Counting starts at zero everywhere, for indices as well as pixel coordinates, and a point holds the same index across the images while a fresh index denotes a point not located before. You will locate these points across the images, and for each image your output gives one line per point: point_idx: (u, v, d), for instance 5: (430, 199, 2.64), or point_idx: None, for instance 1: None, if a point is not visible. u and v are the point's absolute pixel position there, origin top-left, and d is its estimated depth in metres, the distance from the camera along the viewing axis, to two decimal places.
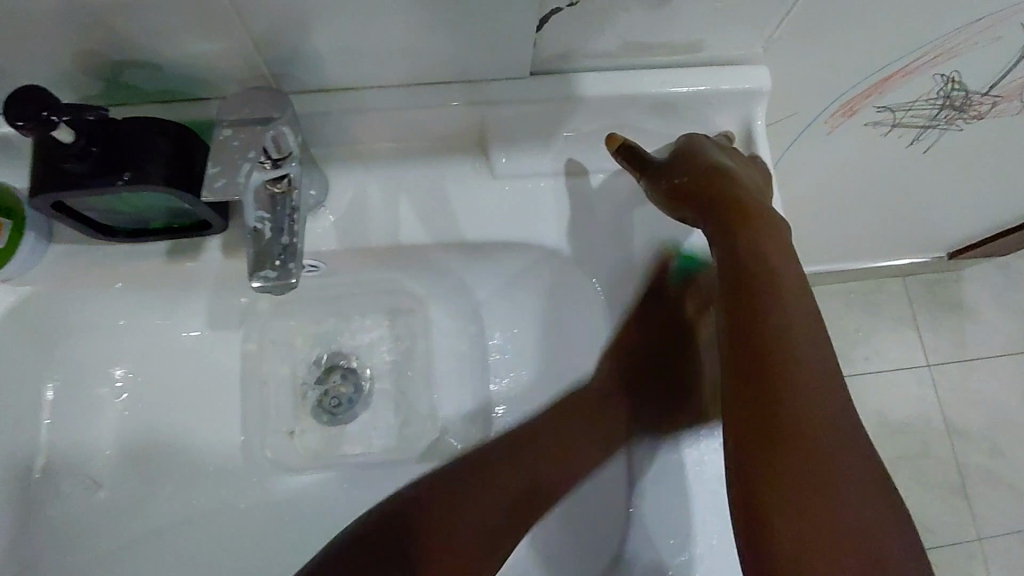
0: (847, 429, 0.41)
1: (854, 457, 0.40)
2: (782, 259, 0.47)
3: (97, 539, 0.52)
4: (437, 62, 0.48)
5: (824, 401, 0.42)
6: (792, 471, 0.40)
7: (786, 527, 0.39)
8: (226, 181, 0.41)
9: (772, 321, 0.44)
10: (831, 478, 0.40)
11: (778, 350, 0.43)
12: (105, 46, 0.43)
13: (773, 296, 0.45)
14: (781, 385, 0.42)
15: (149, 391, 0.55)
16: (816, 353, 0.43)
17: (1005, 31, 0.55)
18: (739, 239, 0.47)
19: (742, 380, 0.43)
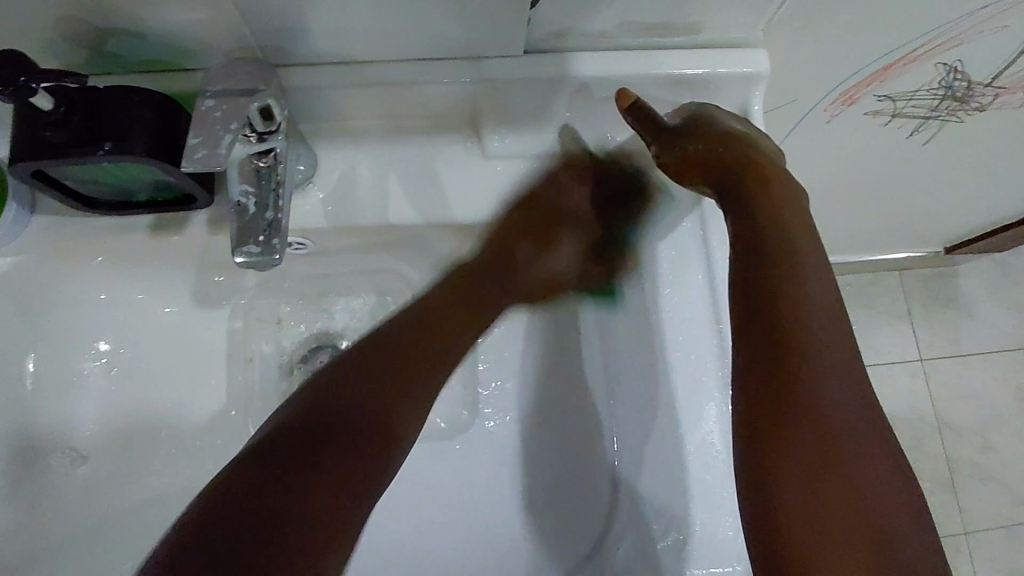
0: (861, 398, 0.40)
1: (870, 434, 0.39)
2: (797, 225, 0.45)
3: (85, 512, 0.52)
4: (427, 39, 0.47)
5: (839, 371, 0.40)
6: (801, 439, 0.39)
7: (794, 503, 0.38)
8: (206, 152, 0.39)
9: (783, 287, 0.42)
10: (843, 447, 0.39)
11: (790, 317, 0.42)
12: (87, 14, 0.42)
13: (790, 266, 0.43)
14: (793, 355, 0.41)
15: (133, 365, 0.55)
16: (828, 322, 0.42)
17: (1008, 21, 0.54)
18: (756, 202, 0.46)
19: (751, 348, 0.42)
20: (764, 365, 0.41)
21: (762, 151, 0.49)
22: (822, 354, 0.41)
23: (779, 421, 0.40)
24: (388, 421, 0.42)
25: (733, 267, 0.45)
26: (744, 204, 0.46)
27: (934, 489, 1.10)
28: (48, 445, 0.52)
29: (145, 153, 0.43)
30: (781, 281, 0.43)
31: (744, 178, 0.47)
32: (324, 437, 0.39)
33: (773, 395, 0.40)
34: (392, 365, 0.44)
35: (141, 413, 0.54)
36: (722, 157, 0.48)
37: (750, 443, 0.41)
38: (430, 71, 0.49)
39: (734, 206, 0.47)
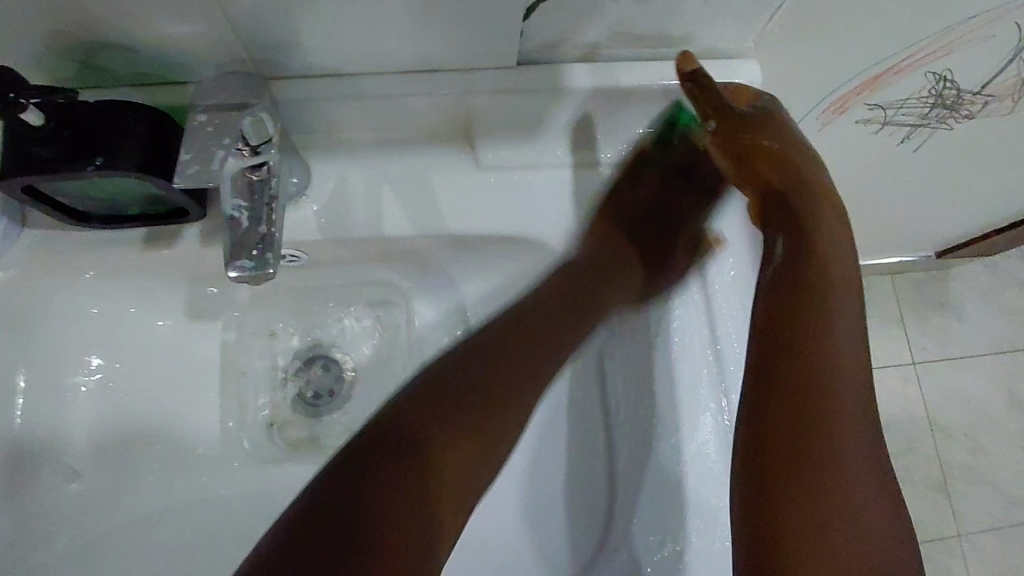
0: (865, 444, 0.43)
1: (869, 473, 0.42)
2: (833, 269, 0.47)
3: (77, 529, 0.51)
4: (421, 52, 0.47)
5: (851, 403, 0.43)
6: (806, 468, 0.41)
7: (792, 513, 0.40)
8: (199, 167, 0.40)
9: (810, 324, 0.45)
10: (840, 483, 0.41)
11: (812, 355, 0.44)
12: (77, 28, 0.42)
13: (826, 294, 0.46)
14: (810, 394, 0.43)
15: (125, 379, 0.54)
16: (850, 371, 0.44)
17: (996, 31, 0.54)
18: (795, 232, 0.48)
19: (780, 365, 0.44)
20: (780, 393, 0.43)
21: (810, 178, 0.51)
22: (840, 371, 0.44)
23: (790, 448, 0.42)
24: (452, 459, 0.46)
25: (773, 277, 0.47)
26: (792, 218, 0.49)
27: (928, 492, 1.10)
28: (41, 462, 0.52)
29: (135, 167, 0.43)
30: (808, 321, 0.45)
31: (790, 203, 0.50)
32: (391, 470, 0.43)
33: (787, 425, 0.42)
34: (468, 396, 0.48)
35: (135, 428, 0.54)
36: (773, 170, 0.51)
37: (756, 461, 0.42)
38: (424, 83, 0.50)
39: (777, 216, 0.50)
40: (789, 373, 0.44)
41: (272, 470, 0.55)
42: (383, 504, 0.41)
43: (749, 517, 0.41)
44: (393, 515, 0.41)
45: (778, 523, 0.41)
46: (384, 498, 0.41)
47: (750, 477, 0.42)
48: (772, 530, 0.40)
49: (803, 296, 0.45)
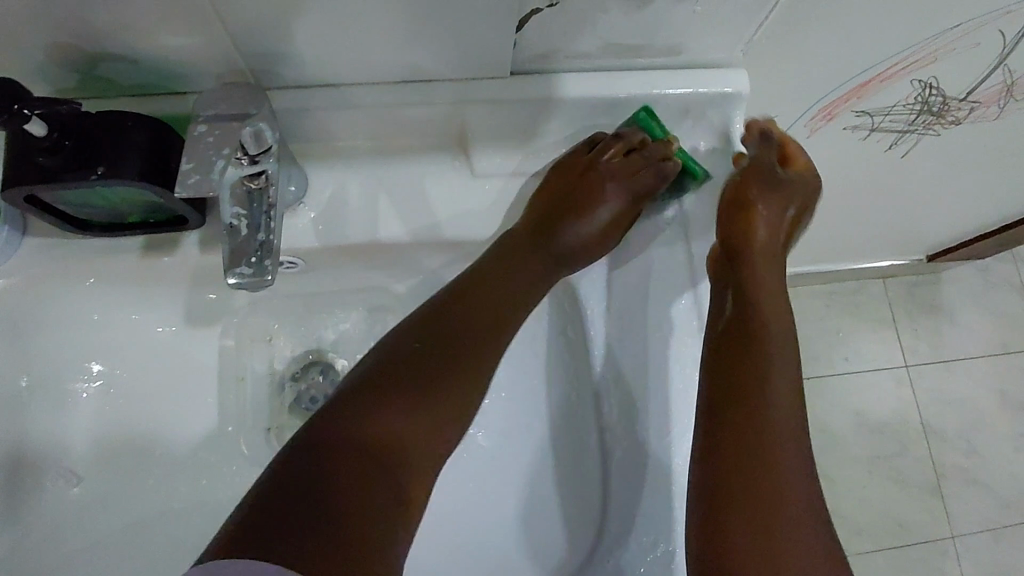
0: (806, 481, 0.43)
1: (799, 489, 0.43)
2: (781, 326, 0.49)
3: (79, 533, 0.52)
4: (415, 62, 0.48)
5: (783, 419, 0.45)
6: (743, 496, 0.43)
7: (735, 533, 0.42)
8: (200, 177, 0.40)
9: (754, 368, 0.47)
10: (779, 513, 0.42)
11: (756, 399, 0.45)
12: (81, 41, 0.43)
13: (760, 314, 0.49)
14: (740, 399, 0.46)
15: (125, 384, 0.55)
16: (787, 409, 0.45)
17: (980, 39, 0.56)
18: (745, 287, 0.51)
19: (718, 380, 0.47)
20: (719, 428, 0.45)
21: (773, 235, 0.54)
22: (767, 384, 0.46)
23: (728, 480, 0.43)
24: (416, 440, 0.44)
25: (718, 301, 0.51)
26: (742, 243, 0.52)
27: (921, 494, 1.11)
28: (43, 467, 0.53)
29: (137, 177, 0.43)
30: (749, 364, 0.47)
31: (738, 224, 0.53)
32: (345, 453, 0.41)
33: (728, 456, 0.44)
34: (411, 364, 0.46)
35: (136, 433, 0.55)
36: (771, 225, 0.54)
37: (704, 487, 0.44)
38: (419, 93, 0.50)
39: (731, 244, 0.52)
40: (724, 386, 0.46)
41: None
42: (401, 410, 0.45)
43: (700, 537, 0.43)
44: (410, 423, 0.45)
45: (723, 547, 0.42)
46: (406, 405, 0.45)
47: (699, 503, 0.44)
48: (720, 555, 0.42)
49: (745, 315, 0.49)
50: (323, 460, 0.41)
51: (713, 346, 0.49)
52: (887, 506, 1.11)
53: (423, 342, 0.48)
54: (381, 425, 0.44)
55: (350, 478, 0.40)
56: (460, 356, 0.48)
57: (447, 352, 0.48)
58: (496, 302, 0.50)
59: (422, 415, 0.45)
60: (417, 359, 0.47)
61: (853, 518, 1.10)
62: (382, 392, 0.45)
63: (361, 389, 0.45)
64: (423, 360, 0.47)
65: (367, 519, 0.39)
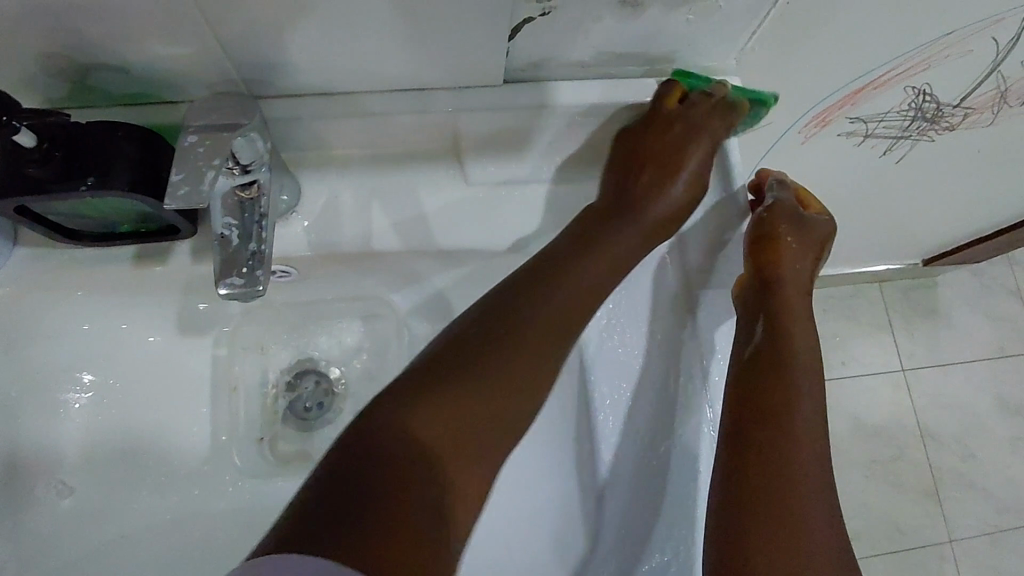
0: (833, 508, 0.42)
1: (823, 517, 0.42)
2: (808, 356, 0.48)
3: (70, 545, 0.52)
4: (408, 71, 0.48)
5: (811, 445, 0.44)
6: (771, 519, 0.41)
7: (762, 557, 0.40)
8: (189, 189, 0.39)
9: (781, 392, 0.46)
10: (807, 540, 0.41)
11: (783, 420, 0.45)
12: (71, 51, 0.43)
13: (790, 339, 0.49)
14: (770, 419, 0.45)
15: (116, 394, 0.55)
16: (815, 434, 0.45)
17: (973, 46, 0.56)
18: (776, 318, 0.49)
19: (748, 399, 0.46)
20: (745, 450, 0.44)
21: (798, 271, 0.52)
22: (796, 407, 0.45)
23: (753, 501, 0.42)
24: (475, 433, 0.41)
25: (746, 324, 0.50)
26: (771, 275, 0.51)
27: (918, 498, 1.11)
28: (34, 478, 0.52)
29: (128, 187, 0.43)
30: (777, 388, 0.46)
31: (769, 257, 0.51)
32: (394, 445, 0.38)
33: (754, 480, 0.43)
34: (464, 356, 0.44)
35: (128, 444, 0.54)
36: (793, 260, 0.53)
37: (727, 507, 0.43)
38: (412, 101, 0.50)
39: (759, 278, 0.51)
40: (754, 406, 0.46)
41: (264, 484, 0.55)
42: (448, 412, 0.41)
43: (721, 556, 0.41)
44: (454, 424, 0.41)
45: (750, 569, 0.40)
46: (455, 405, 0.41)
47: (719, 520, 0.43)
48: None
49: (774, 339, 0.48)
50: (364, 466, 0.37)
51: (740, 371, 0.48)
52: (884, 511, 1.10)
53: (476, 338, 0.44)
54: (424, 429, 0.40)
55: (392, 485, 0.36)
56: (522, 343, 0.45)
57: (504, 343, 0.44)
58: (560, 285, 0.47)
59: (482, 408, 0.42)
60: (470, 360, 0.43)
61: (850, 523, 1.10)
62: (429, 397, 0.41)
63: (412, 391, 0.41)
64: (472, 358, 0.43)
65: (411, 530, 0.35)
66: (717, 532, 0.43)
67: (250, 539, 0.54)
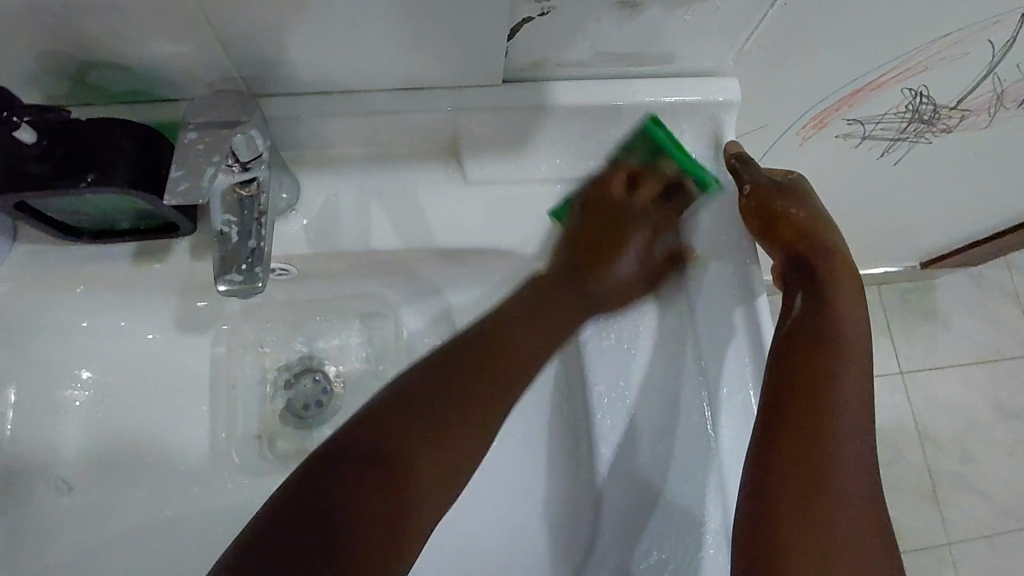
0: (870, 496, 0.42)
1: (863, 487, 0.42)
2: (853, 333, 0.47)
3: (68, 542, 0.52)
4: (407, 69, 0.48)
5: (855, 415, 0.44)
6: (807, 500, 0.42)
7: (800, 532, 0.41)
8: (190, 185, 0.40)
9: (825, 361, 0.45)
10: (840, 514, 0.41)
11: (827, 389, 0.45)
12: (72, 48, 0.43)
13: (831, 311, 0.48)
14: (815, 389, 0.44)
15: (114, 392, 0.55)
16: (852, 420, 0.44)
17: (969, 48, 0.56)
18: (816, 307, 0.48)
19: (791, 370, 0.46)
20: (786, 439, 0.43)
21: (830, 244, 0.50)
22: (839, 376, 0.45)
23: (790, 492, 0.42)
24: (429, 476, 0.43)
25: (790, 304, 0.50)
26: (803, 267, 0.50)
27: (915, 501, 1.11)
28: (34, 477, 0.52)
29: (128, 183, 0.43)
30: (821, 360, 0.45)
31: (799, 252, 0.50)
32: (351, 469, 0.41)
33: (794, 455, 0.43)
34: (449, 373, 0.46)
35: (126, 444, 0.54)
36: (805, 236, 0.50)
37: (763, 495, 0.43)
38: (411, 100, 0.51)
39: (798, 277, 0.50)
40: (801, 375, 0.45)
41: (262, 482, 0.55)
42: (422, 425, 0.44)
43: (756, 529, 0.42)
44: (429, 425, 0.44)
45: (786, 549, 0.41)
46: (440, 404, 0.44)
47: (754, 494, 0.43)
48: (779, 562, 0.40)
49: (817, 318, 0.47)
50: (332, 480, 0.41)
51: (780, 345, 0.47)
52: None
53: (485, 348, 0.47)
54: (407, 442, 0.43)
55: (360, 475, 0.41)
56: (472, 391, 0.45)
57: (472, 375, 0.46)
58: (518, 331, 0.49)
59: (440, 455, 0.43)
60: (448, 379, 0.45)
61: None
62: (420, 412, 0.44)
63: (398, 395, 0.44)
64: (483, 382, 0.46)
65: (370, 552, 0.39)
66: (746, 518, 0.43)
67: None
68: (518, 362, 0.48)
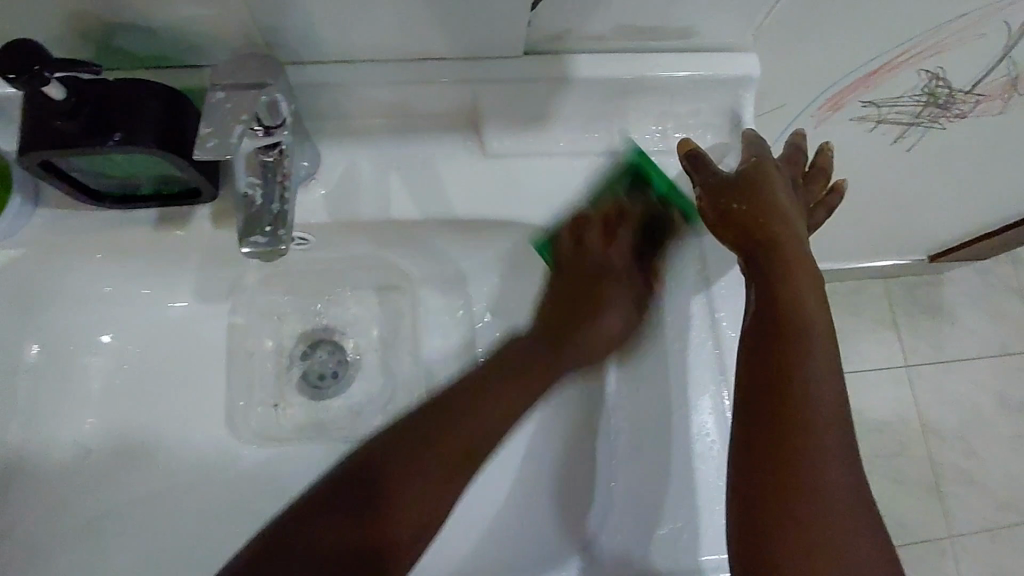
0: (858, 500, 0.39)
1: (840, 479, 0.39)
2: (814, 320, 0.44)
3: (85, 506, 0.52)
4: (428, 38, 0.49)
5: (833, 402, 0.41)
6: (785, 496, 0.39)
7: (785, 532, 0.39)
8: (217, 142, 0.40)
9: (792, 348, 0.42)
10: (821, 506, 0.39)
11: (798, 376, 0.41)
12: (100, 9, 0.43)
13: (793, 296, 0.44)
14: (785, 374, 0.42)
15: (135, 357, 0.55)
16: (837, 417, 0.41)
17: (986, 29, 0.56)
18: (772, 293, 0.45)
19: (761, 356, 0.43)
20: (763, 434, 0.41)
21: (788, 231, 0.47)
22: (811, 361, 0.42)
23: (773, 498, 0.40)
24: (386, 528, 0.43)
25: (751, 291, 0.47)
26: (756, 252, 0.47)
27: (918, 493, 1.12)
28: (52, 441, 0.53)
29: (154, 144, 0.43)
30: (792, 347, 0.42)
31: (756, 237, 0.47)
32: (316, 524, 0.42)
33: (767, 446, 0.41)
34: (412, 451, 0.45)
35: (143, 411, 0.55)
36: (761, 223, 0.47)
37: (750, 500, 0.40)
38: (432, 71, 0.51)
39: (751, 264, 0.47)
40: (773, 363, 0.42)
41: (279, 450, 0.55)
42: (400, 468, 0.44)
43: (746, 527, 0.40)
44: (417, 488, 0.44)
45: (773, 546, 0.39)
46: (415, 486, 0.44)
47: (740, 489, 0.41)
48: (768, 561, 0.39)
49: (776, 304, 0.44)
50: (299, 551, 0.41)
51: (748, 335, 0.45)
52: (886, 504, 1.11)
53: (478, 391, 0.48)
54: (401, 490, 0.44)
55: (334, 541, 0.41)
56: (451, 446, 0.45)
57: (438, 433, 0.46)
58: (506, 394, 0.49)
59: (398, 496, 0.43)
60: (410, 457, 0.45)
61: None
62: (401, 458, 0.44)
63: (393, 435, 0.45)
64: (454, 458, 0.45)
65: None
66: (739, 519, 0.41)
67: (260, 503, 0.54)
68: (512, 405, 0.49)
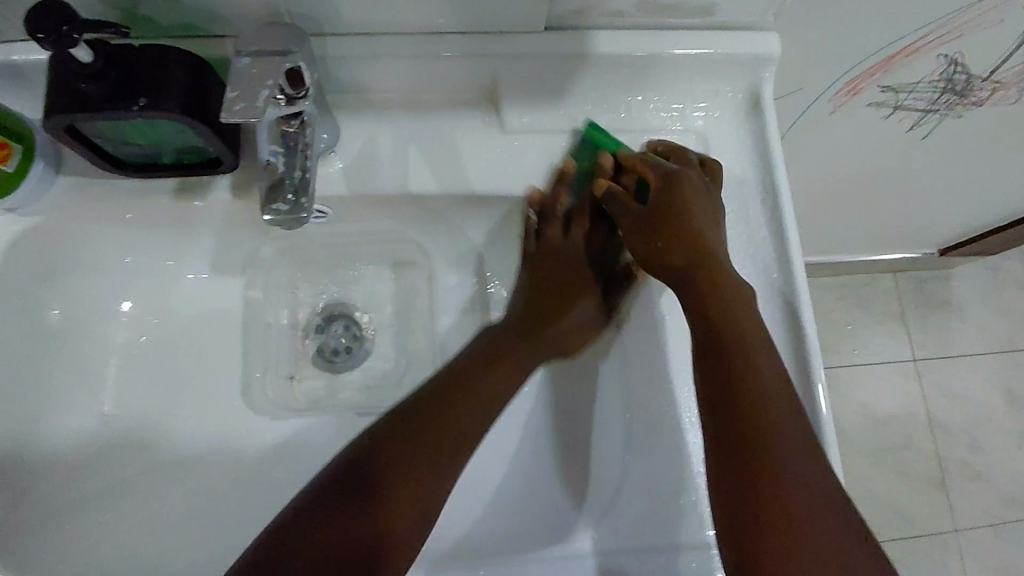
0: (821, 473, 0.40)
1: (802, 458, 0.40)
2: (750, 320, 0.45)
3: (100, 471, 0.52)
4: (449, 11, 0.48)
5: (780, 382, 0.42)
6: (756, 485, 0.39)
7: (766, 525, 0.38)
8: (245, 104, 0.40)
9: (737, 341, 0.43)
10: (791, 485, 0.39)
11: (746, 364, 0.42)
12: None
13: (731, 292, 0.46)
14: (735, 364, 0.42)
15: (155, 326, 0.56)
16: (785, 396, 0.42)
17: (1006, 14, 0.56)
18: (713, 300, 0.45)
19: (707, 352, 0.44)
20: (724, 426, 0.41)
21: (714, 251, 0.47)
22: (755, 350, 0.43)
23: (746, 492, 0.39)
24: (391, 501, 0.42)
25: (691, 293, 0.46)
26: (689, 269, 0.47)
27: (922, 485, 1.12)
28: (70, 407, 0.53)
29: (179, 109, 0.44)
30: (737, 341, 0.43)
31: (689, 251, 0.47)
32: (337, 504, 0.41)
33: (728, 439, 0.41)
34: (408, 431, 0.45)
35: (160, 379, 0.55)
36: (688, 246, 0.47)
37: (730, 503, 0.40)
38: (453, 45, 0.51)
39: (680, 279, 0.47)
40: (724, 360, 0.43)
41: (291, 421, 0.55)
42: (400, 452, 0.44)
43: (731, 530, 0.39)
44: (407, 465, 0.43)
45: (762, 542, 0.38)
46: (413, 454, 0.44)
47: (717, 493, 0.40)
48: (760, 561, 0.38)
49: (719, 304, 0.45)
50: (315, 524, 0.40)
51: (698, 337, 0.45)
52: (889, 495, 1.11)
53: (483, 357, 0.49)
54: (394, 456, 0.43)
55: (330, 516, 0.41)
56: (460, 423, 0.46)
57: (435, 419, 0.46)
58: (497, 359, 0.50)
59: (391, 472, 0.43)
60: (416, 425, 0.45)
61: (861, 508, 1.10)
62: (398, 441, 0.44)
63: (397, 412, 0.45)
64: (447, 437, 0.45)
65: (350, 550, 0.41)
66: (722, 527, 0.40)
67: (271, 473, 0.54)
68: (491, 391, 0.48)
